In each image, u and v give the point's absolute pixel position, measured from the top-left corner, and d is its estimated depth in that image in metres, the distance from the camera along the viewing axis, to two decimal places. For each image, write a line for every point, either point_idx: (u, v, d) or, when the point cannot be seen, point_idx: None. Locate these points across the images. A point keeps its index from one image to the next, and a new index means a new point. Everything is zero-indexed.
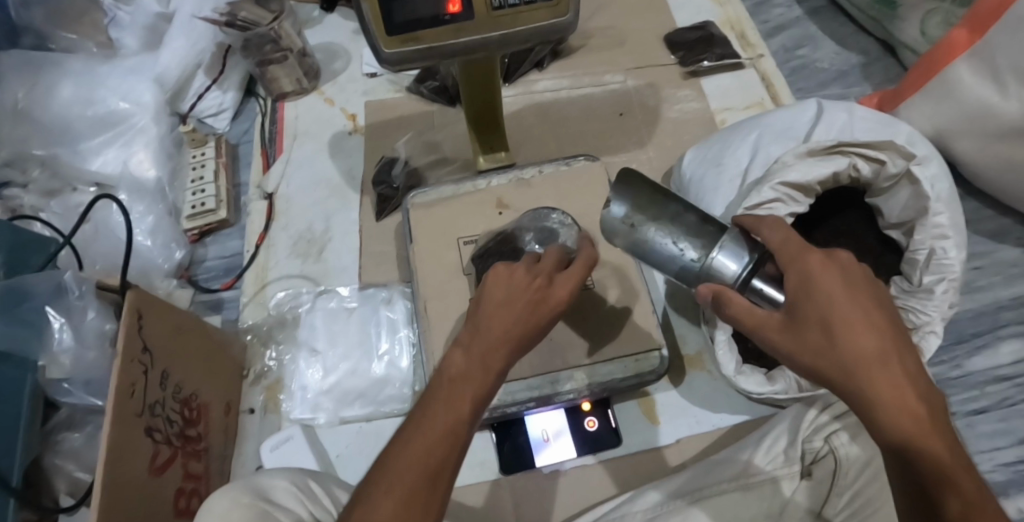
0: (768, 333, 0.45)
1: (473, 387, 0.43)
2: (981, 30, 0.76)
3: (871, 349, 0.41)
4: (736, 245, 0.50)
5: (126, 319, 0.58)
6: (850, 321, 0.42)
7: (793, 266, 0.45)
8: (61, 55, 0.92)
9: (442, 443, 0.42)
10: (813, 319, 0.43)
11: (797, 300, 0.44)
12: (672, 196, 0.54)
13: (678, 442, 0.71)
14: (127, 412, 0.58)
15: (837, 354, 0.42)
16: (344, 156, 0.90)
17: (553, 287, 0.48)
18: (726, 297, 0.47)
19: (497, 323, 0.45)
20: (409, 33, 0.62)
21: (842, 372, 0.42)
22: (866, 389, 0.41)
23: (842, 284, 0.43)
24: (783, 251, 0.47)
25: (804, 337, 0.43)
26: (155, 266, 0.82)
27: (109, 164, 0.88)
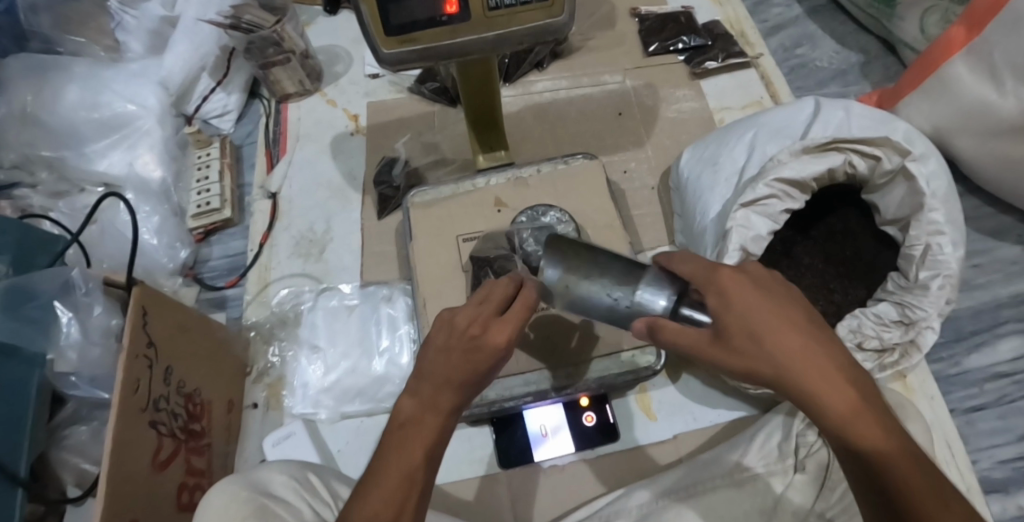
0: (701, 355, 0.46)
1: (424, 431, 0.46)
2: (979, 27, 0.76)
3: (794, 352, 0.43)
4: (656, 286, 0.50)
5: (131, 315, 0.60)
6: (769, 328, 0.44)
7: (708, 287, 0.46)
8: (68, 59, 0.94)
9: (403, 486, 0.44)
10: (734, 329, 0.45)
11: (720, 313, 0.45)
12: (596, 250, 0.55)
13: (675, 438, 0.72)
14: (131, 407, 0.59)
15: (765, 364, 0.44)
16: (346, 157, 0.91)
17: (500, 320, 0.48)
18: (658, 325, 0.48)
19: (443, 365, 0.47)
20: (406, 34, 0.63)
21: (773, 375, 0.43)
22: (799, 390, 0.43)
23: (754, 297, 0.45)
24: (696, 277, 0.48)
25: (732, 347, 0.45)
26: (159, 265, 0.83)
27: (115, 165, 0.89)
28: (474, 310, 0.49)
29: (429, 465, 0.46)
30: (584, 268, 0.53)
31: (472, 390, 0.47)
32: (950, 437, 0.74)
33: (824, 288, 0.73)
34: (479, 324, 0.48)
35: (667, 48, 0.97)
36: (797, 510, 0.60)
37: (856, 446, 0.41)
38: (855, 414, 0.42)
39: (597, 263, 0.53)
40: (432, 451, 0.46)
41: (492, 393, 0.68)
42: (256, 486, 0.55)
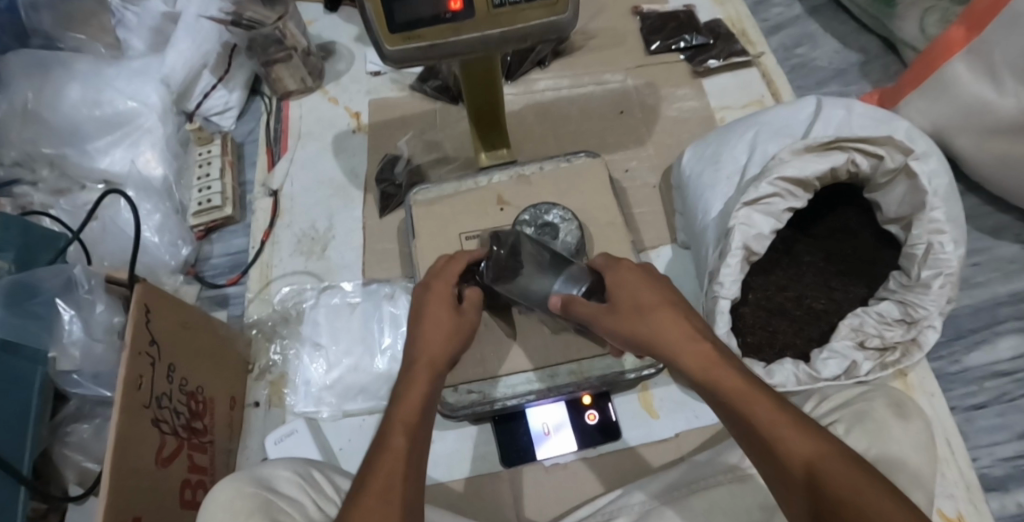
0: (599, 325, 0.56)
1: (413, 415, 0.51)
2: (979, 27, 0.76)
3: (659, 315, 0.52)
4: (572, 278, 0.61)
5: (134, 312, 0.60)
6: (644, 298, 0.54)
7: (608, 272, 0.58)
8: (69, 56, 0.93)
9: (399, 466, 0.47)
10: (622, 299, 0.55)
11: (614, 290, 0.56)
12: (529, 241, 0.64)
13: (678, 436, 0.72)
14: (134, 404, 0.59)
15: (638, 324, 0.53)
16: (347, 154, 0.91)
17: (464, 311, 0.59)
18: (571, 301, 0.58)
19: (422, 351, 0.55)
20: (410, 30, 0.63)
21: (646, 331, 0.52)
22: (669, 343, 0.51)
23: (636, 277, 0.56)
24: (602, 267, 0.59)
25: (620, 313, 0.54)
26: (162, 263, 0.83)
27: (116, 163, 0.89)
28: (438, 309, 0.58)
29: (418, 445, 0.49)
30: (535, 258, 0.63)
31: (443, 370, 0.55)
32: (949, 435, 0.74)
33: (825, 287, 0.73)
34: (450, 314, 0.58)
35: (668, 47, 0.97)
36: None
37: (714, 386, 0.47)
38: (714, 364, 0.48)
39: (546, 256, 0.63)
40: (420, 434, 0.50)
41: (495, 392, 0.69)
42: (260, 482, 0.55)
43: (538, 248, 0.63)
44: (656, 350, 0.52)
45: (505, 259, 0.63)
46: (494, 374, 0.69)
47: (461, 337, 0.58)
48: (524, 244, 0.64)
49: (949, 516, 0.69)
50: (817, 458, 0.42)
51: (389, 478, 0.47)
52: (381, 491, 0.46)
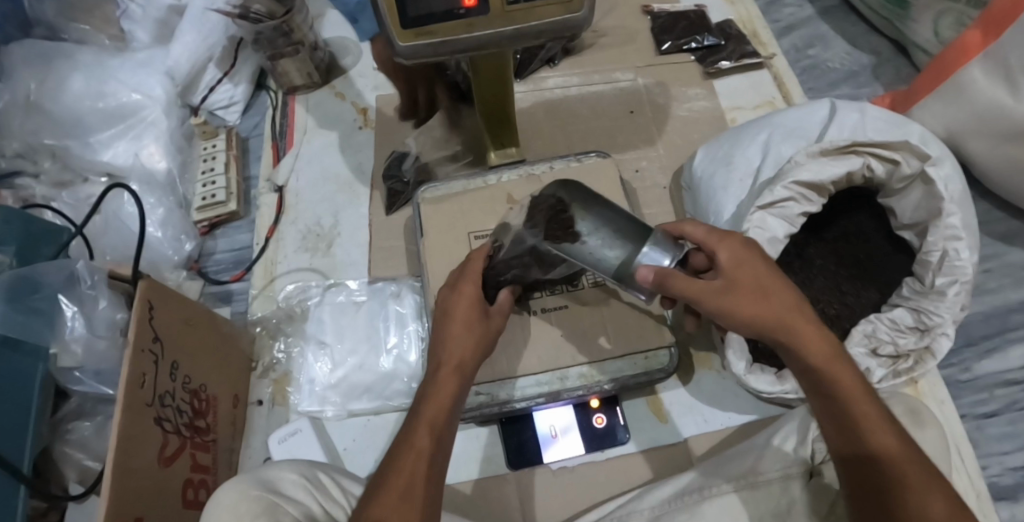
0: (704, 302, 0.54)
1: (438, 419, 0.51)
2: (996, 32, 0.75)
3: (779, 302, 0.53)
4: (657, 248, 0.57)
5: (137, 309, 0.59)
6: (764, 280, 0.54)
7: (717, 247, 0.56)
8: (72, 47, 0.92)
9: (421, 469, 0.49)
10: (742, 278, 0.54)
11: (732, 268, 0.55)
12: (603, 206, 0.60)
13: (686, 440, 0.71)
14: (136, 402, 0.58)
15: (760, 309, 0.53)
16: (353, 150, 0.90)
17: (492, 315, 0.59)
18: (669, 276, 0.55)
19: (451, 352, 0.55)
20: (421, 26, 0.62)
21: (772, 317, 0.52)
22: (793, 331, 0.52)
23: (748, 256, 0.55)
24: (707, 241, 0.57)
25: (743, 293, 0.53)
26: (164, 258, 0.82)
27: (119, 156, 0.88)
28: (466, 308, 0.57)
29: (440, 449, 0.50)
30: (605, 222, 0.59)
31: (470, 373, 0.55)
32: (959, 443, 0.73)
33: (837, 291, 0.73)
34: (479, 317, 0.57)
35: (680, 47, 0.96)
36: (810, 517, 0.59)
37: (824, 378, 0.51)
38: (831, 359, 0.51)
39: (614, 219, 0.59)
40: (442, 438, 0.51)
41: (503, 394, 0.68)
42: (266, 484, 0.54)
43: (599, 208, 0.60)
44: (777, 335, 0.52)
45: (568, 223, 0.59)
46: (502, 376, 0.67)
47: (488, 341, 0.57)
48: (584, 205, 0.60)
49: None
50: (901, 462, 0.48)
51: (409, 480, 0.48)
52: (402, 492, 0.48)
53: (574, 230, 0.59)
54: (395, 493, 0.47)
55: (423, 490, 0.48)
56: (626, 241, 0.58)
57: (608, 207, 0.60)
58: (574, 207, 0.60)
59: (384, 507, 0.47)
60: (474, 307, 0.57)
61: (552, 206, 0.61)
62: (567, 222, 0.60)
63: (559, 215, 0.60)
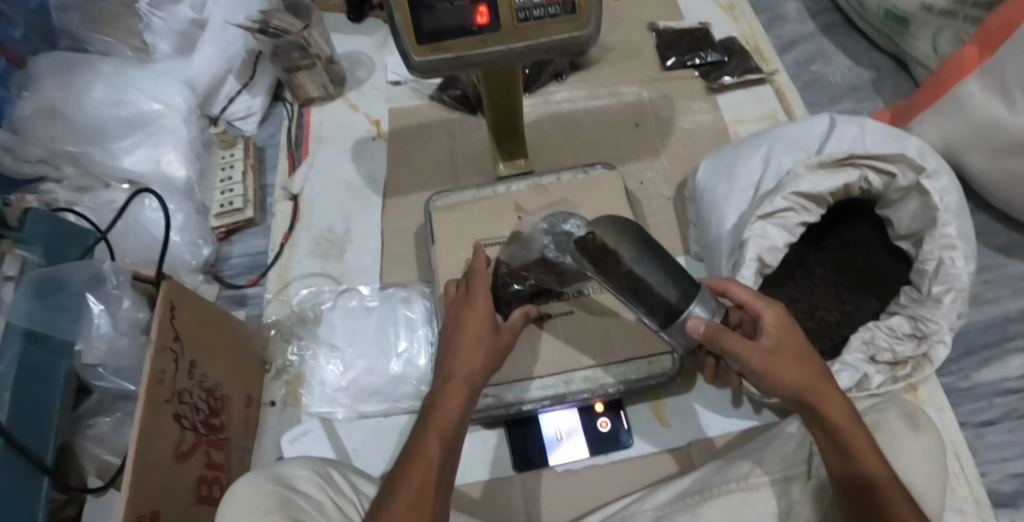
0: (751, 361, 0.53)
1: (447, 429, 0.53)
2: (991, 48, 0.78)
3: (818, 372, 0.54)
4: (706, 299, 0.54)
5: (160, 308, 0.61)
6: (804, 350, 0.55)
7: (764, 310, 0.56)
8: (96, 58, 0.96)
9: (430, 476, 0.50)
10: (783, 344, 0.54)
11: (774, 333, 0.55)
12: (651, 244, 0.54)
13: (688, 444, 0.73)
14: (156, 398, 0.60)
15: (801, 374, 0.53)
16: (366, 160, 0.93)
17: (502, 330, 0.60)
18: (722, 334, 0.52)
19: (462, 365, 0.56)
20: (437, 42, 0.65)
21: (805, 384, 0.53)
22: (821, 399, 0.53)
23: (792, 324, 0.56)
24: (754, 303, 0.56)
25: (783, 358, 0.54)
26: (182, 262, 0.84)
27: (140, 162, 0.91)
28: (477, 323, 0.59)
29: (449, 458, 0.52)
30: (655, 267, 0.53)
31: (478, 386, 0.56)
32: (959, 450, 0.74)
33: (837, 299, 0.74)
34: (489, 333, 0.58)
35: (684, 63, 0.98)
36: None
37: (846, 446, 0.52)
38: (854, 429, 0.53)
39: (662, 258, 0.54)
40: (449, 448, 0.52)
41: (510, 396, 0.69)
42: (279, 480, 0.56)
43: (645, 243, 0.54)
44: (813, 401, 0.53)
45: (619, 267, 0.54)
46: (509, 378, 0.69)
47: (496, 356, 0.59)
48: (629, 241, 0.54)
49: None
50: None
51: (417, 486, 0.50)
52: (411, 498, 0.49)
53: (618, 265, 0.54)
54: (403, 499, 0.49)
55: (430, 496, 0.50)
56: (678, 289, 0.53)
57: (657, 245, 0.54)
58: (617, 243, 0.54)
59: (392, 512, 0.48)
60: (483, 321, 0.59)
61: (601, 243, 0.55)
62: (606, 259, 0.55)
63: (602, 250, 0.55)
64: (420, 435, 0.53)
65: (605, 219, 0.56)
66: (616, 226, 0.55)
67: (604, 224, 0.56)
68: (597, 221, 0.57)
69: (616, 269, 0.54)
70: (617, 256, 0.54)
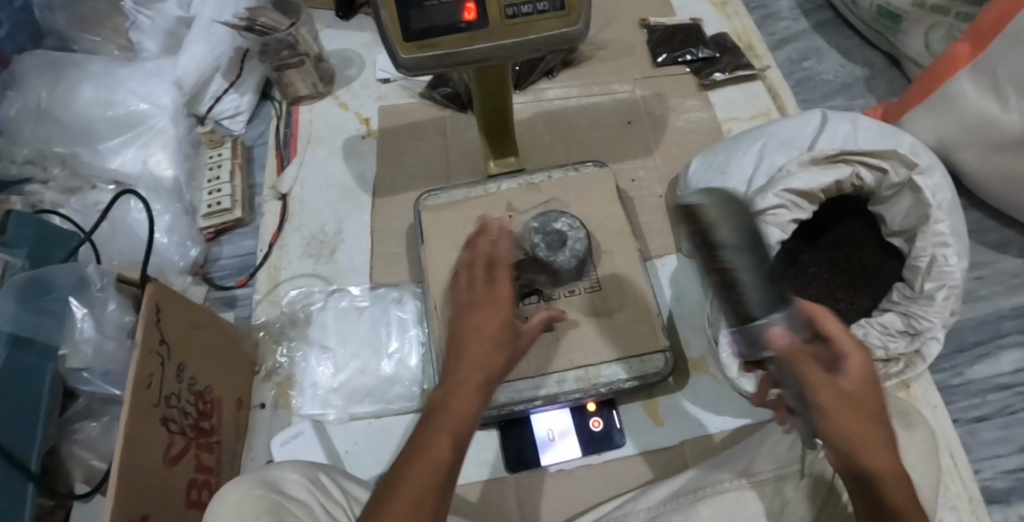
0: (820, 397, 0.44)
1: (457, 431, 0.49)
2: (984, 44, 0.78)
3: (888, 441, 0.45)
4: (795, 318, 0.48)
5: (146, 311, 0.60)
6: (882, 416, 0.45)
7: (855, 351, 0.46)
8: (82, 57, 0.94)
9: (429, 496, 0.46)
10: (862, 394, 0.45)
11: (857, 380, 0.46)
12: (755, 244, 0.51)
13: (681, 444, 0.73)
14: (143, 402, 0.60)
15: (871, 434, 0.44)
16: (357, 159, 0.92)
17: (523, 334, 0.55)
18: (799, 359, 0.45)
19: (478, 370, 0.51)
20: (425, 39, 0.64)
21: (874, 446, 0.44)
22: (887, 471, 0.43)
23: (876, 379, 0.46)
24: (845, 340, 0.47)
25: (858, 408, 0.44)
26: (170, 263, 0.84)
27: (127, 162, 0.90)
28: (498, 323, 0.53)
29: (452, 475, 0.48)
30: (747, 265, 0.49)
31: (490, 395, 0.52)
32: (953, 447, 0.74)
33: (830, 297, 0.74)
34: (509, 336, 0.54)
35: (676, 59, 0.98)
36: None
37: None
38: None
39: (758, 256, 0.50)
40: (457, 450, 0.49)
41: (503, 396, 0.69)
42: (269, 484, 0.55)
43: (745, 235, 0.51)
44: (873, 474, 0.43)
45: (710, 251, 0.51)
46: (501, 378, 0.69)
47: (512, 362, 0.54)
48: (734, 230, 0.51)
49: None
50: None
51: (420, 484, 0.46)
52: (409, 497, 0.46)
53: (711, 248, 0.51)
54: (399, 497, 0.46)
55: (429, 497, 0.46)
56: (768, 301, 0.48)
57: (759, 244, 0.51)
58: (724, 222, 0.52)
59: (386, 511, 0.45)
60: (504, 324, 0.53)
61: (704, 222, 0.52)
62: (699, 234, 0.52)
63: (701, 225, 0.52)
64: (428, 431, 0.49)
65: (717, 198, 0.54)
66: (728, 211, 0.53)
67: (713, 199, 0.54)
68: (710, 199, 0.54)
69: (709, 253, 0.51)
70: (709, 235, 0.52)
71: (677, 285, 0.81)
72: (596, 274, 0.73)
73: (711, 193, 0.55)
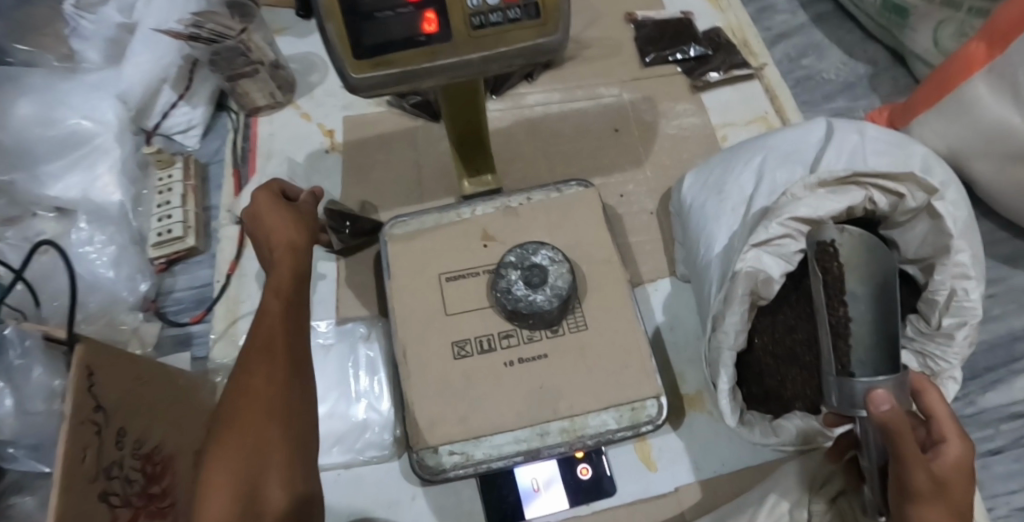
0: (915, 479, 0.47)
1: (284, 355, 0.50)
2: (1001, 45, 0.70)
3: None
4: (897, 389, 0.50)
5: (75, 377, 0.53)
6: (962, 503, 0.49)
7: (950, 439, 0.51)
8: (17, 71, 0.86)
9: (278, 328, 0.51)
10: (950, 478, 0.49)
11: (949, 466, 0.50)
12: (888, 297, 0.55)
13: (677, 491, 0.67)
14: (79, 480, 0.53)
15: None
16: (320, 177, 0.85)
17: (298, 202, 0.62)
18: (898, 431, 0.46)
19: (279, 239, 0.58)
20: (379, 56, 0.56)
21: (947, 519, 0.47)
22: None
23: (968, 471, 0.50)
24: (946, 427, 0.51)
25: (943, 486, 0.48)
26: (119, 300, 0.77)
27: (70, 188, 0.82)
28: (277, 210, 0.60)
29: (291, 313, 0.53)
30: (862, 315, 0.55)
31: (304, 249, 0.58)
32: None
33: None
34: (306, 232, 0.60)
35: (666, 59, 0.90)
36: None
37: None
38: None
39: (882, 312, 0.55)
40: (297, 382, 0.49)
41: (480, 453, 0.61)
42: None
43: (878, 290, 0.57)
44: None
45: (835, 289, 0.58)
46: (477, 433, 0.61)
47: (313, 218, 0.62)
48: (864, 283, 0.57)
49: None
50: None
51: (263, 359, 0.49)
52: (256, 428, 0.46)
53: (839, 291, 0.58)
54: (244, 435, 0.45)
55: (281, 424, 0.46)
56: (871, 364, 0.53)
57: (890, 289, 0.56)
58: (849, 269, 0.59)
59: (232, 451, 0.45)
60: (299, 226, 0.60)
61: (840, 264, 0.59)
62: (833, 275, 0.59)
63: (830, 265, 0.59)
64: (251, 374, 0.48)
65: (859, 242, 0.60)
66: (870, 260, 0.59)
67: (852, 239, 0.60)
68: (850, 239, 0.60)
69: (834, 287, 0.58)
70: (846, 280, 0.58)
71: (671, 313, 0.75)
72: (581, 309, 0.66)
73: (851, 234, 0.60)
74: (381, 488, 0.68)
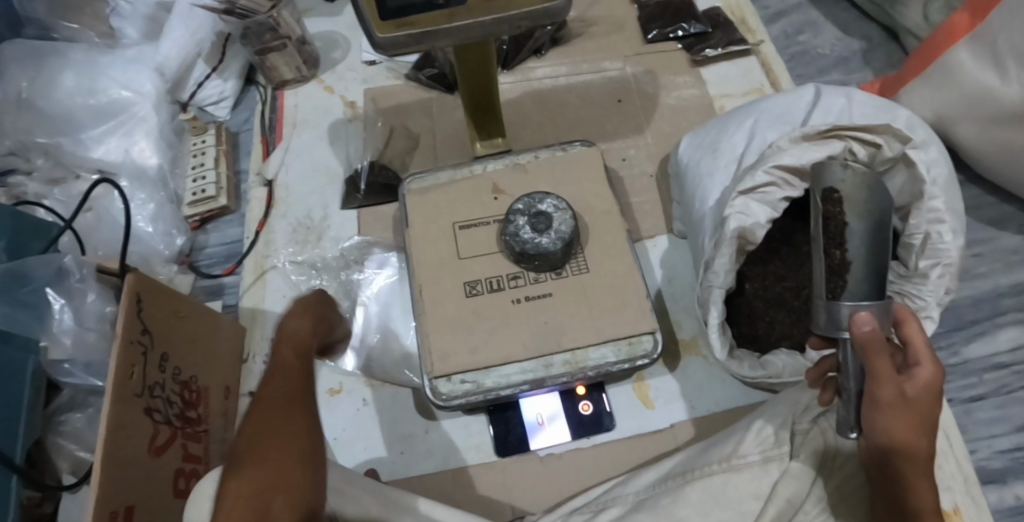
0: (881, 391, 0.49)
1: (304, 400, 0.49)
2: (983, 14, 0.76)
3: (930, 443, 0.49)
4: (880, 314, 0.51)
5: (125, 300, 0.59)
6: (934, 420, 0.49)
7: (925, 363, 0.50)
8: (63, 45, 0.93)
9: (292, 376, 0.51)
10: (921, 399, 0.49)
11: (922, 389, 0.49)
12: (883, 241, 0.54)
13: (672, 426, 0.72)
14: (126, 392, 0.59)
15: (914, 434, 0.49)
16: (342, 143, 0.91)
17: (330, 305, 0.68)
18: (871, 348, 0.49)
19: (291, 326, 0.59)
20: (402, 17, 0.62)
21: (912, 435, 0.49)
22: (911, 462, 0.49)
23: (941, 391, 0.50)
24: (921, 352, 0.51)
25: (913, 406, 0.49)
26: (156, 253, 0.84)
27: (111, 152, 0.90)
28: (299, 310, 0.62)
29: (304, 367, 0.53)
30: (859, 256, 0.52)
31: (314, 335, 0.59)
32: (947, 425, 0.72)
33: None
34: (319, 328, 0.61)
35: (667, 35, 0.95)
36: (793, 496, 0.58)
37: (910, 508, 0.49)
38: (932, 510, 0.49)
39: (876, 247, 0.53)
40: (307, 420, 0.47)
41: (489, 381, 0.67)
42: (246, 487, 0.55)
43: (873, 224, 0.54)
44: (897, 459, 0.49)
45: (835, 230, 0.54)
46: (486, 363, 0.67)
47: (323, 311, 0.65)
48: (862, 220, 0.54)
49: (947, 509, 0.68)
50: None
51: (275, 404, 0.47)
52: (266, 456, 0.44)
53: (835, 235, 0.53)
54: (264, 472, 0.43)
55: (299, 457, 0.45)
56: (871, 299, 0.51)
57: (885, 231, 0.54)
58: (852, 209, 0.54)
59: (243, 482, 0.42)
60: (310, 315, 0.62)
61: (837, 200, 0.55)
62: (830, 220, 0.54)
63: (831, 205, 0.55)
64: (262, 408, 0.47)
65: (860, 179, 0.55)
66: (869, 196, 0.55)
67: (853, 176, 0.55)
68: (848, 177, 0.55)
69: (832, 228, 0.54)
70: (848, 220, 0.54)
71: (668, 267, 0.80)
72: (584, 254, 0.71)
73: (852, 172, 0.56)
74: (397, 421, 0.73)
